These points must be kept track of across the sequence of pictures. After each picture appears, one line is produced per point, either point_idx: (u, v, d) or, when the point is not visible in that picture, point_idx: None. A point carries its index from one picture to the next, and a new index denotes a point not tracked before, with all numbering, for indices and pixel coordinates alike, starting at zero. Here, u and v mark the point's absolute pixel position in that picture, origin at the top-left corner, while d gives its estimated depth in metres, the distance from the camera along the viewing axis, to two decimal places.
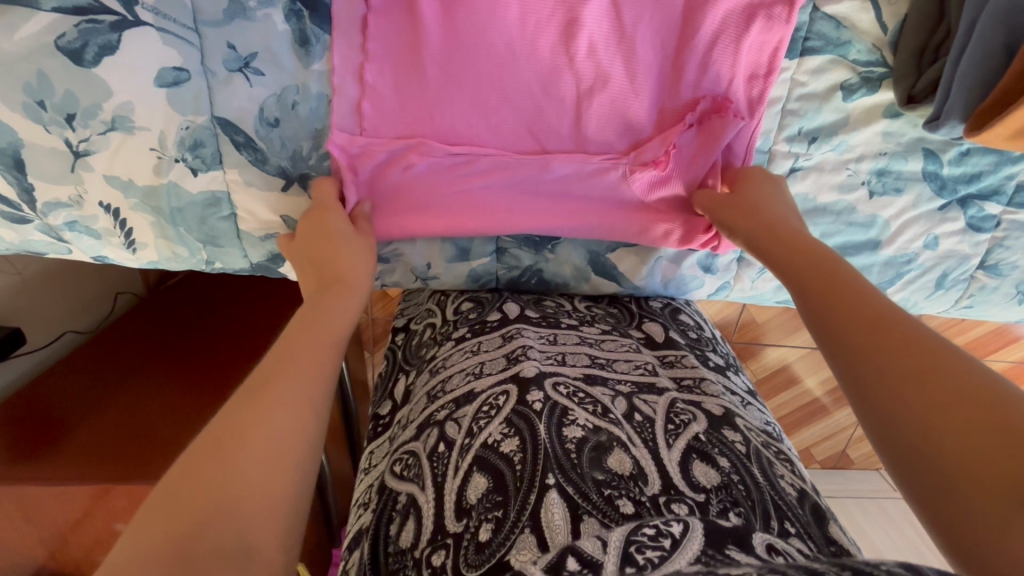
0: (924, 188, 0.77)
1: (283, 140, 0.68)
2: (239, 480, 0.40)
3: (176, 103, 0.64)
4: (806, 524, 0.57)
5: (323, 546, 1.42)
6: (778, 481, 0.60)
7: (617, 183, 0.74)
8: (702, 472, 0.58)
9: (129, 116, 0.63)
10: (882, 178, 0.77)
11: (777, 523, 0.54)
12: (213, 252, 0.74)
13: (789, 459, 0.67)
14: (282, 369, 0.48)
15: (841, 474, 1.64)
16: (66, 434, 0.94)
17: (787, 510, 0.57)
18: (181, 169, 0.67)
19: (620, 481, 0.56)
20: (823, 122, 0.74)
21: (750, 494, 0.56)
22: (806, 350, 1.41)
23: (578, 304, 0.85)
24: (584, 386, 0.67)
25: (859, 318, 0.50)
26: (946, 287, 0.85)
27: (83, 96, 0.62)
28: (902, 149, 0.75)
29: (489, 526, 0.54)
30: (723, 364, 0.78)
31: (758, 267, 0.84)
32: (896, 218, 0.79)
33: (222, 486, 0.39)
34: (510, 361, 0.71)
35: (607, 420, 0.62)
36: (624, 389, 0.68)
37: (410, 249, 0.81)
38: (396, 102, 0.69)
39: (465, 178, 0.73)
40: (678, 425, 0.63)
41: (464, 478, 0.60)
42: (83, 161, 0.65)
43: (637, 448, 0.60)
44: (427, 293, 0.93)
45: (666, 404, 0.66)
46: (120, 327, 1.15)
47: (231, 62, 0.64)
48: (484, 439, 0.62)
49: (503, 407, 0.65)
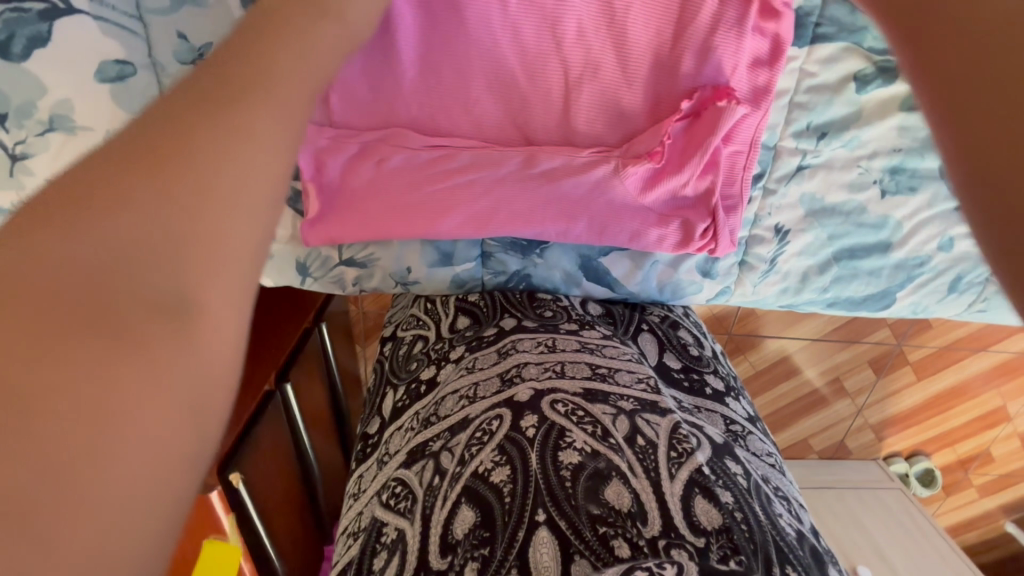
0: (940, 186, 0.72)
1: None
2: (156, 320, 0.29)
3: (123, 100, 0.58)
4: (807, 567, 0.54)
5: (317, 545, 1.39)
6: (778, 520, 0.57)
7: (608, 179, 0.67)
8: (704, 510, 0.53)
9: (70, 116, 0.57)
10: (895, 177, 0.71)
11: (778, 569, 0.50)
12: None
13: (786, 495, 0.65)
14: (199, 129, 0.34)
15: (839, 464, 1.62)
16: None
17: (789, 554, 0.53)
18: None
19: (617, 518, 0.52)
20: (833, 117, 0.69)
21: (751, 537, 0.52)
22: (808, 342, 1.36)
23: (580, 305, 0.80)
24: (584, 402, 0.63)
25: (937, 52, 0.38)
26: (959, 291, 0.79)
27: (12, 94, 0.55)
28: (919, 145, 0.69)
29: (474, 565, 0.52)
30: (722, 390, 0.75)
31: (761, 271, 0.79)
32: (910, 218, 0.74)
33: (143, 289, 0.29)
34: (504, 382, 0.67)
35: (606, 445, 0.58)
36: (626, 406, 0.63)
37: (386, 255, 0.76)
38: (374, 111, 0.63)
39: (443, 174, 0.67)
40: (681, 454, 0.58)
41: (452, 509, 0.57)
42: (23, 166, 0.59)
43: (638, 479, 0.55)
44: (412, 298, 0.88)
45: (670, 427, 0.61)
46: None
47: (184, 53, 0.58)
48: (475, 468, 0.59)
49: (496, 432, 0.62)
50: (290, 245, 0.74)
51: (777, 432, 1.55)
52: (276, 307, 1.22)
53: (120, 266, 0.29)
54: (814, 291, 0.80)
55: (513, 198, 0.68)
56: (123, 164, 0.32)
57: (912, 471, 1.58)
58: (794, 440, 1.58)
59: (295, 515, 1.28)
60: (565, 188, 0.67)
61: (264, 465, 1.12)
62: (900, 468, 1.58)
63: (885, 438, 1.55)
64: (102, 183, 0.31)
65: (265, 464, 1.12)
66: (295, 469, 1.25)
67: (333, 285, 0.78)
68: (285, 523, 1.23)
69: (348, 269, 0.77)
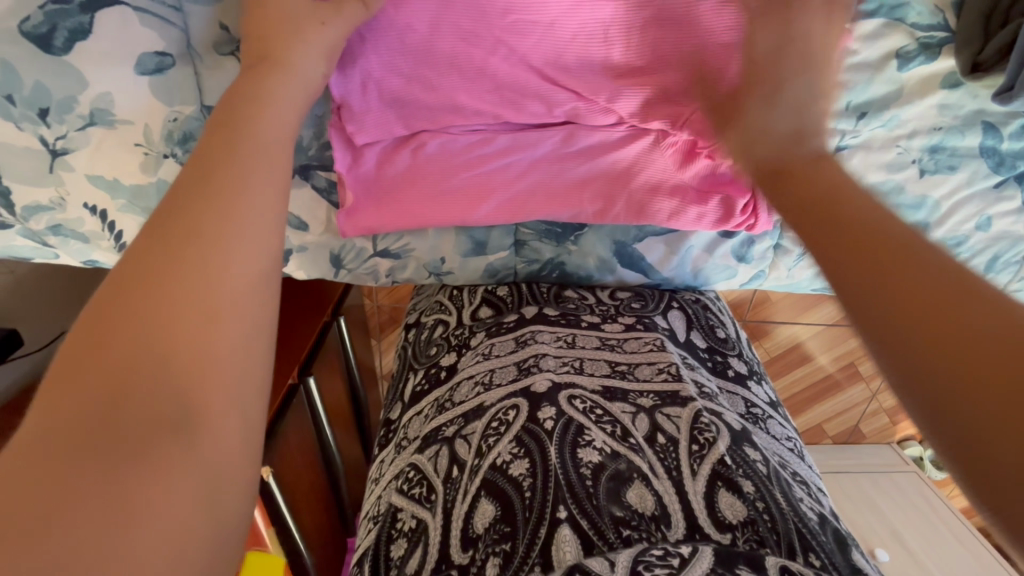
0: (980, 165, 0.71)
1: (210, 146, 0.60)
2: (173, 369, 0.34)
3: (161, 91, 0.57)
4: (831, 552, 0.53)
5: (341, 538, 1.41)
6: (799, 505, 0.57)
7: (647, 150, 0.68)
8: (729, 504, 0.54)
9: (109, 110, 0.56)
10: (934, 156, 0.71)
11: (802, 557, 0.50)
12: None
13: (806, 480, 0.65)
14: (202, 204, 0.39)
15: (851, 448, 1.60)
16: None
17: (811, 540, 0.53)
18: (171, 165, 0.61)
19: (641, 522, 0.52)
20: (873, 97, 0.67)
21: (775, 527, 0.52)
22: (821, 328, 1.35)
23: (602, 294, 0.79)
24: (603, 402, 0.64)
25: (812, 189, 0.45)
26: (995, 271, 0.80)
27: (53, 88, 0.55)
28: (959, 123, 0.69)
29: (497, 560, 0.51)
30: (745, 373, 0.75)
31: (796, 255, 0.78)
32: (947, 199, 0.74)
33: (161, 352, 0.34)
34: (522, 371, 0.68)
35: (626, 446, 0.59)
36: (645, 403, 0.64)
37: (421, 244, 0.74)
38: (418, 96, 0.62)
39: (482, 158, 0.67)
40: (702, 446, 0.59)
41: (472, 503, 0.58)
42: (63, 161, 0.59)
43: (660, 479, 0.56)
44: (438, 284, 0.88)
45: (691, 417, 0.62)
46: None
47: (224, 44, 0.56)
48: (494, 460, 0.60)
49: (513, 423, 0.63)
50: (324, 237, 0.73)
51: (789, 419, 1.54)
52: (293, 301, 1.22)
53: (149, 329, 0.34)
54: None
55: (548, 181, 0.68)
56: (165, 231, 0.38)
57: (927, 454, 1.60)
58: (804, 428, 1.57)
59: (320, 506, 1.28)
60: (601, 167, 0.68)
61: (290, 458, 1.12)
62: (914, 451, 1.59)
63: (899, 421, 1.54)
64: (155, 263, 0.37)
65: (290, 459, 1.12)
66: (319, 460, 1.26)
67: (366, 276, 0.78)
68: (314, 514, 1.25)
69: (383, 260, 0.76)
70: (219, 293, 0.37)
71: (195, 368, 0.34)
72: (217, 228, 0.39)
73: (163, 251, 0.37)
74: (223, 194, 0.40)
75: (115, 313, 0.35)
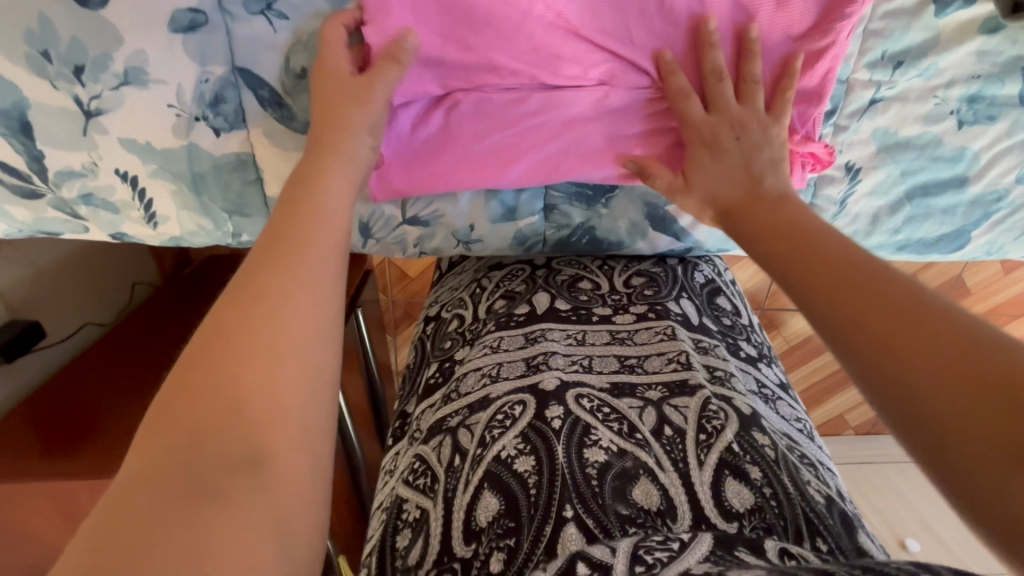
0: (1020, 114, 0.69)
1: (240, 105, 0.62)
2: (248, 412, 0.38)
3: (193, 49, 0.58)
4: (835, 536, 0.55)
5: (359, 536, 1.39)
6: (806, 488, 0.59)
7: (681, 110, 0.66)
8: (736, 492, 0.56)
9: (143, 68, 0.58)
10: (973, 106, 0.69)
11: (809, 542, 0.53)
12: (238, 223, 0.70)
13: (812, 460, 0.65)
14: (267, 269, 0.45)
15: (870, 438, 1.55)
16: (100, 424, 1.04)
17: (818, 524, 0.56)
18: (202, 128, 0.62)
19: (646, 518, 0.54)
20: (910, 45, 0.66)
21: (781, 513, 0.55)
22: None
23: (616, 281, 0.80)
24: (610, 398, 0.65)
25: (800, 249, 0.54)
26: None
27: (89, 44, 0.56)
28: (998, 71, 0.67)
29: (501, 556, 0.54)
30: (756, 355, 0.76)
31: (830, 214, 0.77)
32: (987, 150, 0.72)
33: (233, 401, 0.38)
34: (530, 367, 0.69)
35: (633, 442, 0.60)
36: (653, 396, 0.65)
37: (452, 209, 0.73)
38: (454, 55, 0.62)
39: (516, 118, 0.66)
40: (710, 435, 0.61)
41: (475, 494, 0.59)
42: (96, 122, 0.60)
43: (666, 474, 0.58)
44: (466, 279, 0.88)
45: (700, 405, 0.63)
46: (158, 324, 1.27)
47: (253, 3, 0.58)
48: (498, 453, 0.61)
49: (519, 418, 0.64)
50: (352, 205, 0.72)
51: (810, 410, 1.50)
52: None
53: (224, 378, 0.39)
54: (885, 234, 0.78)
55: (573, 149, 0.68)
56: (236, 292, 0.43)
57: None
58: (830, 416, 1.49)
59: (341, 499, 1.26)
60: (634, 127, 0.67)
61: None
62: None
63: None
64: (228, 317, 0.42)
65: None
66: (339, 453, 1.24)
67: (394, 245, 0.77)
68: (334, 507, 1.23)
69: (412, 228, 0.75)
70: (286, 343, 0.42)
71: (268, 411, 0.39)
72: (280, 292, 0.44)
73: (235, 308, 0.42)
74: (288, 260, 0.46)
75: (194, 369, 0.39)
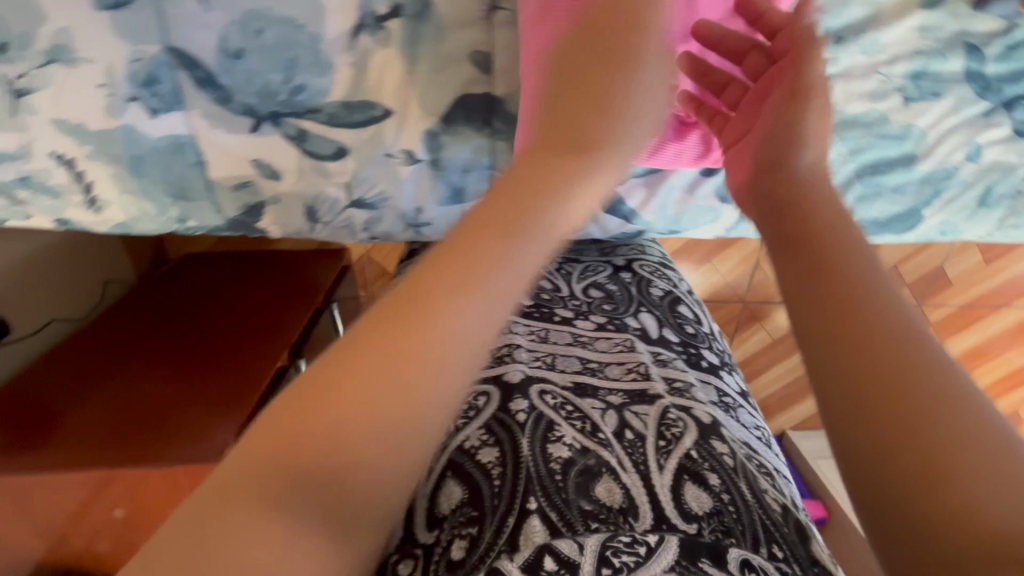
0: (965, 90, 0.69)
1: (174, 86, 0.63)
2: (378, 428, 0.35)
3: (122, 29, 0.60)
4: (792, 545, 0.55)
5: None
6: (763, 496, 0.58)
7: None
8: (695, 496, 0.55)
9: (70, 46, 0.60)
10: (918, 83, 0.69)
11: (766, 548, 0.52)
12: (184, 208, 0.71)
13: (770, 469, 0.65)
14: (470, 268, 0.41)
15: None
16: (64, 421, 1.03)
17: (774, 532, 0.54)
18: (137, 109, 0.63)
19: (609, 515, 0.53)
20: (850, 21, 0.67)
21: (740, 518, 0.54)
22: None
23: (575, 288, 0.83)
24: (573, 397, 0.64)
25: (818, 266, 0.44)
26: (990, 205, 0.77)
27: (14, 23, 0.58)
28: (940, 46, 0.67)
29: (462, 543, 0.52)
30: (717, 363, 0.77)
31: None
32: (935, 127, 0.72)
33: (388, 417, 0.35)
34: (495, 360, 0.69)
35: (596, 440, 0.59)
36: (614, 400, 0.65)
37: (397, 191, 0.73)
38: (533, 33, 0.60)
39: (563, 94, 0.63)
40: (669, 442, 0.60)
41: (438, 484, 0.57)
42: (26, 101, 0.61)
43: (628, 473, 0.56)
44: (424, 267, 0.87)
45: (659, 413, 0.63)
46: (125, 321, 1.25)
47: None
48: (461, 444, 0.59)
49: (483, 411, 0.62)
50: (297, 188, 0.72)
51: (795, 404, 1.59)
52: (279, 295, 1.29)
53: (386, 380, 0.36)
54: None
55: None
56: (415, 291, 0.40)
57: None
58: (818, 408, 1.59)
59: None
60: None
61: None
62: None
63: None
64: (411, 310, 0.39)
65: None
66: None
67: (342, 230, 0.76)
68: None
69: (357, 211, 0.74)
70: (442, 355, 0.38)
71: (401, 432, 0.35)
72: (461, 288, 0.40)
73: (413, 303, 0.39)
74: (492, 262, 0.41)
75: (365, 346, 0.37)
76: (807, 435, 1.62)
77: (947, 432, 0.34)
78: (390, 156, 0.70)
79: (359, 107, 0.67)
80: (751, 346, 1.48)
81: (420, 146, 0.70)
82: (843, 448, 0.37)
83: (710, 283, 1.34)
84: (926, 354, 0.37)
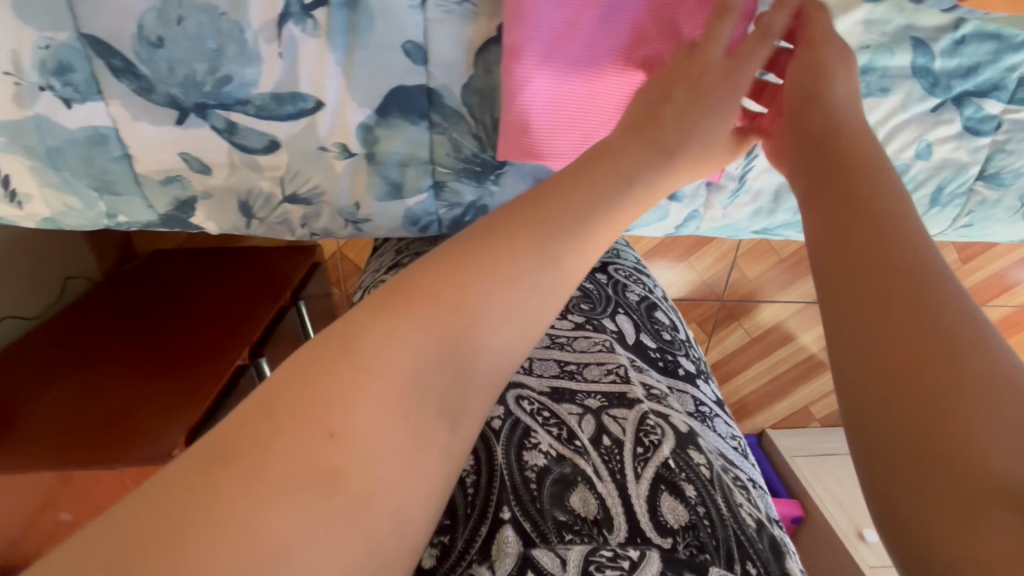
0: (913, 85, 0.68)
1: (89, 76, 0.60)
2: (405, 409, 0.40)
3: (28, 14, 0.57)
4: (765, 561, 0.52)
5: None
6: (739, 511, 0.55)
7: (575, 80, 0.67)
8: (671, 508, 0.53)
9: None
10: (865, 78, 0.67)
11: (741, 565, 0.50)
12: (111, 202, 0.69)
13: (747, 481, 0.62)
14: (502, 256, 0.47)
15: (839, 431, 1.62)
16: (16, 422, 1.01)
17: (750, 548, 0.52)
18: (50, 98, 0.61)
19: (583, 526, 0.52)
20: None
21: (715, 533, 0.52)
22: (802, 305, 1.38)
23: None
24: (550, 402, 0.62)
25: (865, 236, 0.47)
26: (941, 204, 0.77)
27: None
28: (888, 41, 0.65)
29: (434, 552, 0.51)
30: (694, 371, 0.74)
31: (729, 191, 0.75)
32: (884, 124, 0.70)
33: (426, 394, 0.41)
34: None
35: (572, 448, 0.58)
36: (592, 404, 0.62)
37: (332, 186, 0.70)
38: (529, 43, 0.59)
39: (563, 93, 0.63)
40: (646, 449, 0.58)
41: None
42: None
43: (603, 483, 0.55)
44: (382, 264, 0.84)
45: (637, 419, 0.61)
46: (82, 319, 1.23)
47: None
48: None
49: None
50: (228, 183, 0.69)
51: (774, 403, 1.58)
52: (243, 290, 1.26)
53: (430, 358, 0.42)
54: (788, 212, 0.77)
55: (590, 100, 0.64)
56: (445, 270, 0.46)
57: None
58: (797, 407, 1.58)
59: None
60: None
61: None
62: None
63: None
64: (443, 284, 0.45)
65: None
66: None
67: (279, 226, 0.74)
68: None
69: (293, 207, 0.72)
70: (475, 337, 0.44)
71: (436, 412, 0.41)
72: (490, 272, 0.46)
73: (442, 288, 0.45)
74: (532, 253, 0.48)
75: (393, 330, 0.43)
76: (786, 433, 1.62)
77: (981, 388, 0.36)
78: (324, 149, 0.68)
79: (289, 99, 0.64)
80: (729, 344, 1.46)
81: (354, 139, 0.67)
82: (849, 398, 0.42)
83: (687, 281, 1.32)
84: (964, 321, 0.39)
